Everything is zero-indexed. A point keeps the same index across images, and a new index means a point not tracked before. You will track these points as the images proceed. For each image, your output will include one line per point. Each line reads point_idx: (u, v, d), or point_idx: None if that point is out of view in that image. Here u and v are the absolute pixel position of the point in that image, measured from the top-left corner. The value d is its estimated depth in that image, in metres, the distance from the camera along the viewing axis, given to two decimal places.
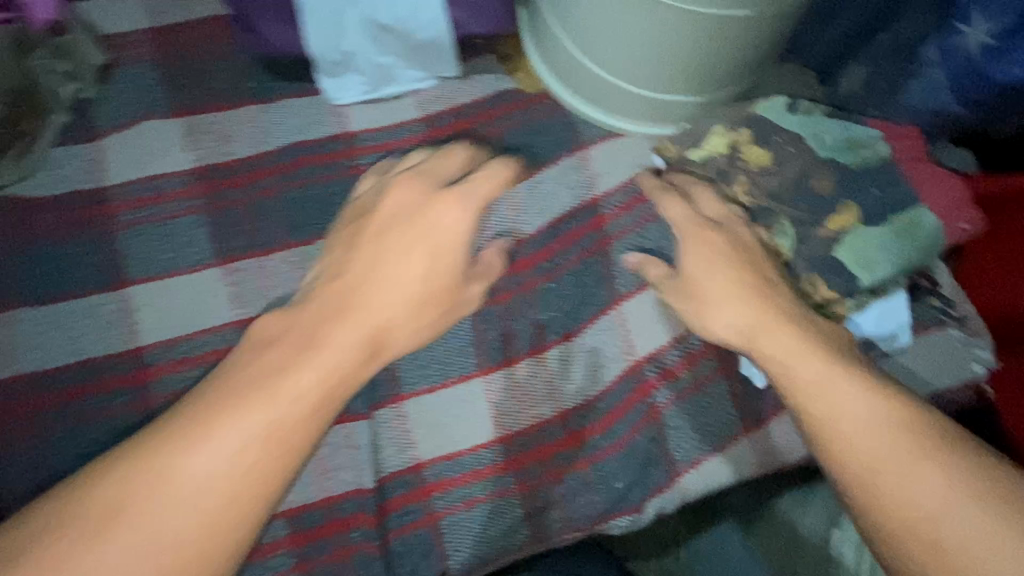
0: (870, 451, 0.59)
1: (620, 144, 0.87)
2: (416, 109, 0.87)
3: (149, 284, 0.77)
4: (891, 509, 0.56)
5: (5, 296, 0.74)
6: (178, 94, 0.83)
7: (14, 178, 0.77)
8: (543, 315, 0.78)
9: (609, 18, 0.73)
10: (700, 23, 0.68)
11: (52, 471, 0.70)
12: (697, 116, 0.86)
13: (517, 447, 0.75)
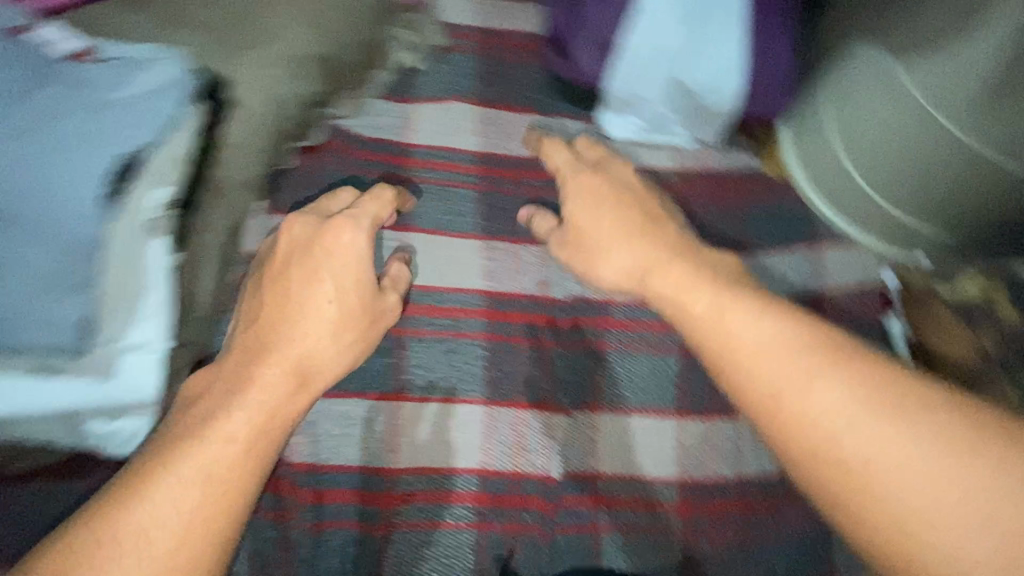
0: (793, 395, 0.53)
1: (850, 249, 0.94)
2: (673, 160, 0.97)
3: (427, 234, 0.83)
4: (843, 474, 0.50)
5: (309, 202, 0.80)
6: (486, 88, 0.95)
7: (348, 113, 0.88)
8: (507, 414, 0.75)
9: (870, 112, 0.87)
10: (946, 136, 0.81)
11: None
12: (909, 244, 0.94)
13: (698, 492, 0.77)
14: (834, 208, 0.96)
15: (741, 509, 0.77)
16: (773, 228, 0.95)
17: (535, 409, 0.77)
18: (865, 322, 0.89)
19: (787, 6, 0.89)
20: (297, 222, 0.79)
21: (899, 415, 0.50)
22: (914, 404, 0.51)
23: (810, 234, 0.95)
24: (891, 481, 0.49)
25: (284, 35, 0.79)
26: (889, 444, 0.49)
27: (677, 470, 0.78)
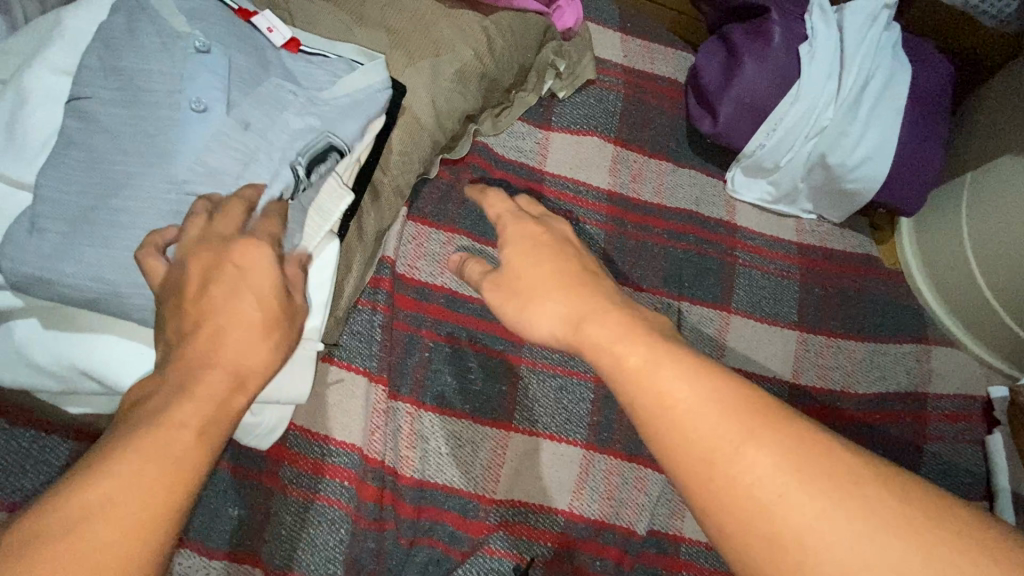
0: (709, 424, 0.34)
1: (955, 354, 0.93)
2: (794, 233, 0.97)
3: None
4: (747, 523, 0.32)
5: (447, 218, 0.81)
6: (622, 128, 0.96)
7: (490, 132, 0.90)
8: (487, 457, 0.71)
9: (1002, 213, 0.84)
10: None
11: (411, 384, 0.72)
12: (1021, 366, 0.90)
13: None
14: (946, 311, 0.95)
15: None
16: (884, 320, 0.94)
17: (633, 461, 0.77)
18: (964, 434, 0.89)
19: (937, 110, 0.91)
20: (438, 236, 0.80)
21: (802, 461, 0.32)
22: (832, 458, 0.33)
23: (918, 333, 0.94)
24: (824, 545, 0.30)
25: (455, 49, 0.79)
26: (777, 472, 0.32)
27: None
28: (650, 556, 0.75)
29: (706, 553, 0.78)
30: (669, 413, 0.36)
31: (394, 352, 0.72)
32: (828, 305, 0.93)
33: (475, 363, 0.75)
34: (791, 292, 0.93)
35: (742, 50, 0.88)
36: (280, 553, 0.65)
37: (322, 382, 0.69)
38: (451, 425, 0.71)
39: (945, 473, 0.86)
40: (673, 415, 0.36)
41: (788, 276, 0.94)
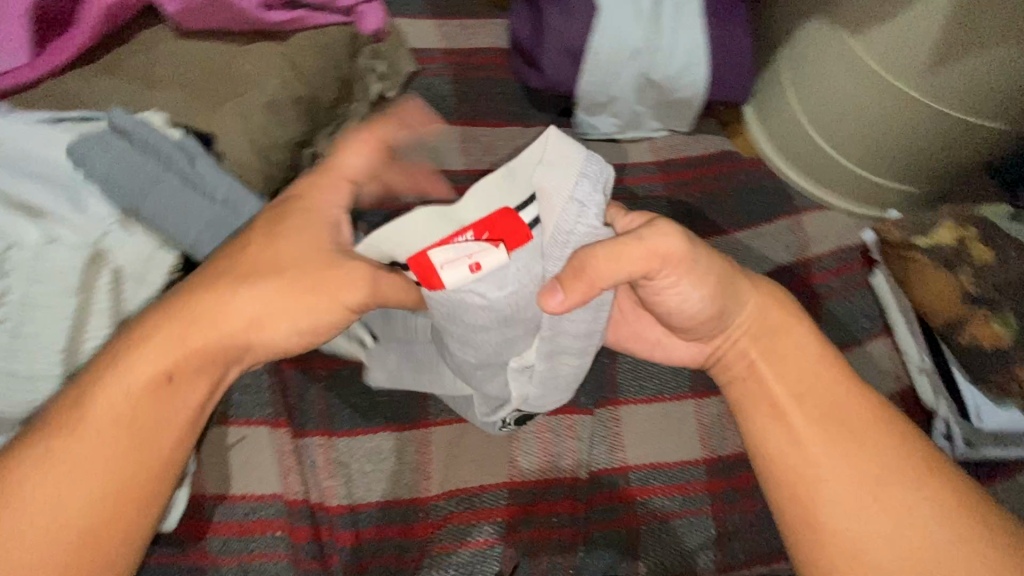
0: (858, 470, 0.61)
1: (826, 215, 0.99)
2: (650, 154, 1.01)
3: None
4: (859, 531, 0.59)
5: None
6: (461, 107, 0.97)
7: (330, 150, 0.89)
8: (412, 458, 0.71)
9: (821, 82, 0.92)
10: (890, 94, 0.85)
11: (307, 417, 0.70)
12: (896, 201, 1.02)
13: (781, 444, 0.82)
14: (807, 179, 1.03)
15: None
16: (754, 204, 0.98)
17: (559, 413, 0.78)
18: (852, 283, 0.91)
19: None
20: None
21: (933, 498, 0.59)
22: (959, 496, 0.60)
23: (788, 206, 0.99)
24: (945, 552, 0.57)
25: (263, 84, 0.80)
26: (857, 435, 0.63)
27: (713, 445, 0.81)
28: (609, 492, 0.77)
29: (661, 472, 0.79)
30: (794, 455, 0.64)
31: (289, 392, 0.71)
32: (700, 210, 0.96)
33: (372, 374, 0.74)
34: (660, 210, 0.97)
35: (542, 4, 0.92)
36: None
37: (223, 445, 0.67)
38: (367, 442, 0.71)
39: (852, 323, 0.88)
40: (860, 459, 0.62)
41: (655, 194, 0.98)
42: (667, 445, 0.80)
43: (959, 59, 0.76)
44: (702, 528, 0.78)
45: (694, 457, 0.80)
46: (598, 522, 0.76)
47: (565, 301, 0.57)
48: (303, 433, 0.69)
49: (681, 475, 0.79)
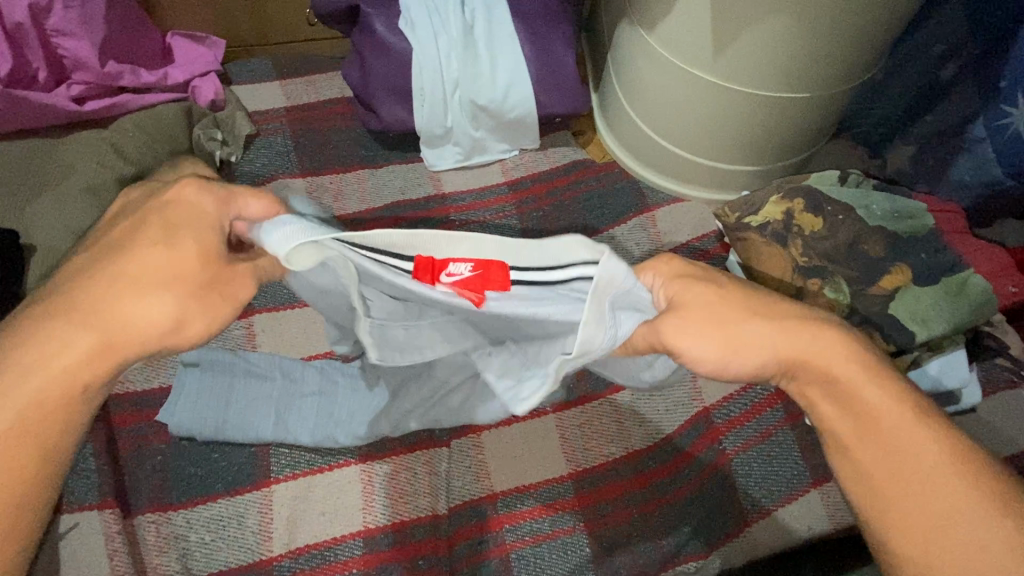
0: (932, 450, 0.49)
1: (682, 207, 1.00)
2: (501, 174, 1.02)
3: (269, 313, 0.83)
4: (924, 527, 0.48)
5: None
6: (307, 159, 0.98)
7: None
8: (254, 523, 0.70)
9: (642, 81, 0.93)
10: (695, 82, 0.86)
11: (138, 496, 0.70)
12: (755, 182, 1.01)
13: (753, 398, 0.84)
14: (660, 175, 1.04)
15: (779, 397, 0.84)
16: (607, 207, 0.99)
17: (414, 450, 0.77)
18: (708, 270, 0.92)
19: (554, 13, 0.96)
20: None
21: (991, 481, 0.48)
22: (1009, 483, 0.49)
23: (640, 205, 1.00)
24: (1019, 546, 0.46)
25: (81, 169, 0.82)
26: None
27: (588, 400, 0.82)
28: (477, 521, 0.76)
29: (528, 492, 0.78)
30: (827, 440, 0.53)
31: (123, 469, 0.71)
32: (549, 223, 0.97)
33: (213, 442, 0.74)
34: (513, 228, 0.96)
35: (363, 48, 0.93)
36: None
37: (50, 535, 0.64)
38: (205, 512, 0.70)
39: None
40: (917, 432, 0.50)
41: (508, 215, 0.97)
42: (534, 464, 0.80)
43: (737, 38, 0.77)
44: (578, 548, 0.76)
45: (563, 472, 0.79)
46: (467, 559, 0.74)
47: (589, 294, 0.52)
48: (136, 511, 0.69)
49: (552, 494, 0.78)
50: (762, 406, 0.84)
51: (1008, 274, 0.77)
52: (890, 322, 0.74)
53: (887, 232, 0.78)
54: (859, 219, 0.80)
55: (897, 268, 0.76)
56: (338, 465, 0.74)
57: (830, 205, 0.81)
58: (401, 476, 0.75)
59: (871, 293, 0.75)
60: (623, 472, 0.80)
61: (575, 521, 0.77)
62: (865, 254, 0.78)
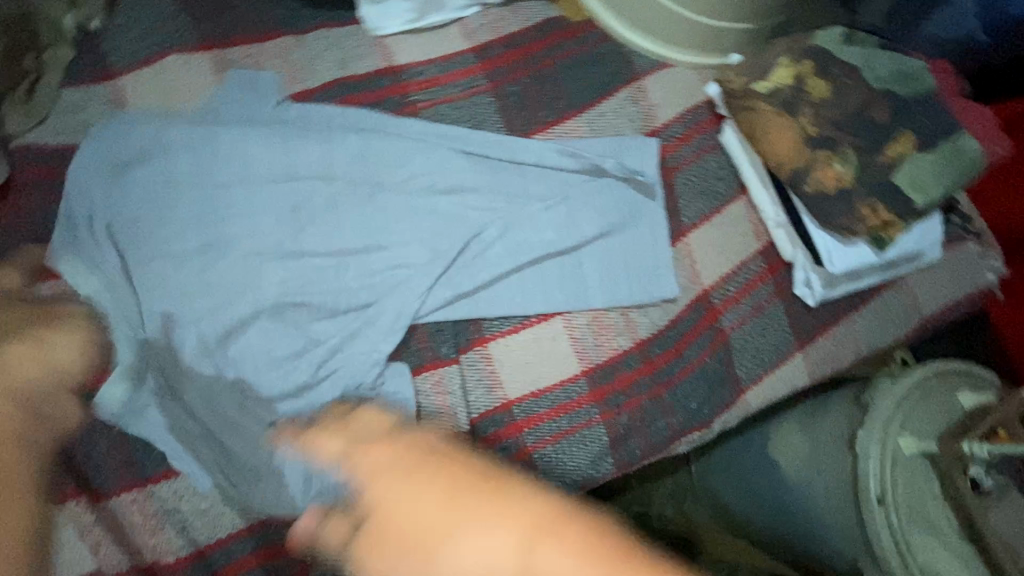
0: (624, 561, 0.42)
1: (667, 73, 0.88)
2: (462, 39, 0.84)
3: (190, 244, 0.66)
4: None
5: (93, 246, 0.64)
6: (203, 26, 0.75)
7: (29, 122, 0.66)
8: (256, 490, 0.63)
9: None
10: None
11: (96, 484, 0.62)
12: (746, 46, 0.88)
13: (748, 275, 0.83)
14: (650, 39, 0.87)
15: (773, 273, 0.84)
16: (589, 79, 0.85)
17: (422, 372, 0.73)
18: (704, 144, 0.85)
19: None
20: (41, 290, 0.62)
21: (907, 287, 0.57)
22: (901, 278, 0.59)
23: (625, 76, 0.86)
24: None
25: None
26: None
27: (600, 303, 0.78)
28: (502, 429, 0.75)
29: (541, 394, 0.77)
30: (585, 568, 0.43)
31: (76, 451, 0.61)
32: (529, 100, 0.83)
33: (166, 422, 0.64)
34: (488, 108, 0.82)
35: None
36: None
37: None
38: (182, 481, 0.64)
39: (702, 192, 0.84)
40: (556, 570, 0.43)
41: (479, 90, 0.82)
42: (544, 365, 0.77)
43: None
44: (595, 438, 0.77)
45: (575, 372, 0.78)
46: (492, 465, 0.74)
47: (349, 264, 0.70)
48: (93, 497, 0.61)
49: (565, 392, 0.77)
50: (756, 281, 0.83)
51: (994, 136, 0.77)
52: (892, 191, 0.73)
53: (894, 94, 0.74)
54: (865, 80, 0.74)
55: (909, 131, 0.74)
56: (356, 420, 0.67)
57: (836, 65, 0.75)
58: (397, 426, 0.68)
59: (880, 161, 0.73)
60: (633, 361, 0.80)
61: (590, 415, 0.77)
62: (872, 121, 0.74)
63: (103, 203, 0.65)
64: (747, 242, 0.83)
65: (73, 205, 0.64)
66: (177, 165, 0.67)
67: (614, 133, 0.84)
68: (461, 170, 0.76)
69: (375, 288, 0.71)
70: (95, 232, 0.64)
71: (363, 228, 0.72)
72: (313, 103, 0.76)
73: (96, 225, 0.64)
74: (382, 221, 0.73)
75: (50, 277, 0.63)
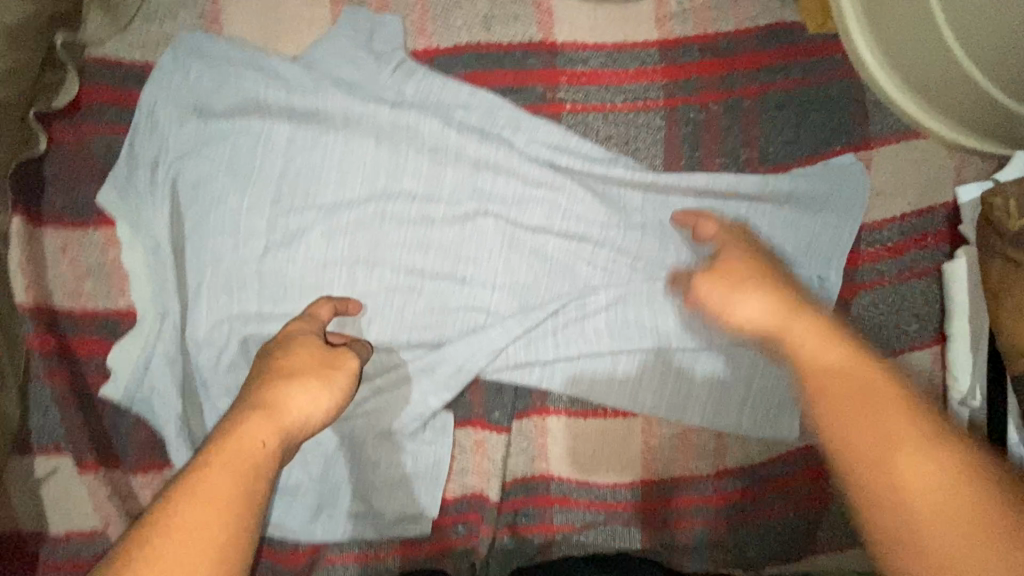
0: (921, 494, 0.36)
1: (911, 148, 0.62)
2: (652, 26, 0.62)
3: (256, 221, 0.56)
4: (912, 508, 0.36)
5: (148, 197, 0.55)
6: None
7: (109, 27, 0.56)
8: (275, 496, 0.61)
9: None
10: None
11: (107, 450, 0.56)
12: None
13: None
14: (908, 98, 0.60)
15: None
16: (802, 127, 0.62)
17: (467, 427, 0.65)
18: (914, 266, 0.63)
19: None
20: (95, 237, 0.56)
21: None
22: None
23: (852, 136, 0.62)
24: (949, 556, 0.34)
25: None
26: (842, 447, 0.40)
27: (695, 421, 0.64)
28: (529, 498, 0.68)
29: (585, 485, 0.68)
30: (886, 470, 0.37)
31: (100, 413, 0.56)
32: (707, 138, 0.62)
33: (180, 414, 0.55)
34: (651, 133, 0.62)
35: None
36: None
37: (30, 479, 0.55)
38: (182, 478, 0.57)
39: (881, 328, 0.63)
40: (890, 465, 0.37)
41: (647, 105, 0.62)
42: (602, 459, 0.67)
43: None
44: (626, 543, 0.68)
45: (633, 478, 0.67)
46: (513, 529, 0.68)
47: (430, 267, 0.60)
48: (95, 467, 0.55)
49: (614, 488, 0.68)
50: None
51: None
52: None
53: None
54: None
55: None
56: (389, 463, 0.62)
57: None
58: (426, 479, 0.63)
59: None
60: (703, 486, 0.68)
61: (630, 520, 0.68)
62: None
63: (176, 149, 0.55)
64: None
65: (135, 140, 0.56)
66: (267, 127, 0.56)
67: (809, 214, 0.61)
68: (591, 211, 0.60)
69: (445, 328, 0.61)
70: (157, 180, 0.55)
71: (451, 253, 0.60)
72: (437, 72, 0.60)
73: (161, 172, 0.55)
74: (473, 254, 0.60)
75: (106, 223, 0.56)
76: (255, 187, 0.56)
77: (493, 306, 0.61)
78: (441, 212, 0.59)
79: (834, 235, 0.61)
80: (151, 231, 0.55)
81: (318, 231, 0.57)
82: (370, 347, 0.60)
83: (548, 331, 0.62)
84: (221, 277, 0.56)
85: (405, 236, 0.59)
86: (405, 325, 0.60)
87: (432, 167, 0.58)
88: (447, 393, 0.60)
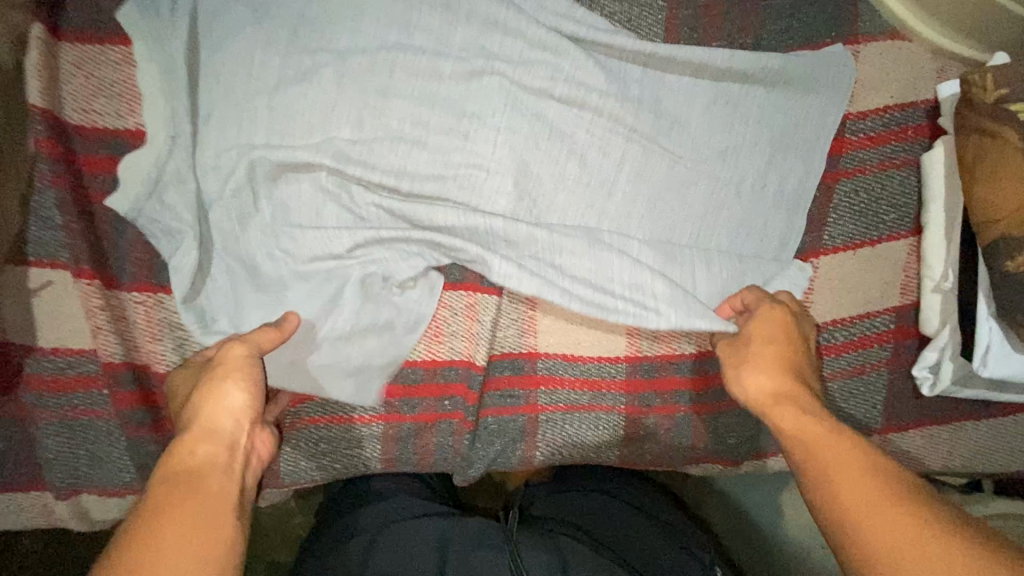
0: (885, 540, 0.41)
1: (896, 48, 0.66)
2: None
3: (267, 53, 0.57)
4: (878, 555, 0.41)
5: (166, 20, 0.56)
6: None
7: None
8: None
9: None
10: None
11: (104, 265, 0.57)
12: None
13: (864, 330, 0.67)
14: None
15: (895, 339, 0.67)
16: (795, 19, 0.65)
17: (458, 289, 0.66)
18: (893, 157, 0.66)
19: None
20: (108, 54, 0.57)
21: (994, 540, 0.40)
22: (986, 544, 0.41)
23: (842, 30, 0.66)
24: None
25: None
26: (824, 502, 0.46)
27: None
28: (513, 374, 0.68)
29: (571, 362, 0.69)
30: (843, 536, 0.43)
31: (99, 228, 0.57)
32: (706, 21, 0.65)
33: (182, 233, 0.57)
34: (653, 13, 0.65)
35: None
36: (27, 515, 0.60)
37: (22, 290, 0.55)
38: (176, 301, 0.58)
39: (861, 214, 0.66)
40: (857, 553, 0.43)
41: None
42: (588, 334, 0.69)
43: None
44: (608, 425, 0.70)
45: (620, 355, 0.69)
46: (496, 406, 0.68)
47: (436, 122, 0.60)
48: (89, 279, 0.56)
49: (599, 368, 0.69)
50: (870, 339, 0.67)
51: None
52: None
53: None
54: None
55: None
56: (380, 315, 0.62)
57: None
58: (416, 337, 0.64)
59: None
60: (685, 368, 0.70)
61: (613, 402, 0.69)
62: None
63: None
64: (881, 292, 0.67)
65: None
66: None
67: (799, 98, 0.64)
68: (594, 78, 0.62)
69: (445, 182, 0.61)
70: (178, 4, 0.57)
71: (456, 109, 0.61)
72: None
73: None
74: (476, 111, 0.61)
75: (120, 42, 0.57)
76: (271, 22, 0.57)
77: (495, 164, 0.62)
78: (450, 66, 0.60)
79: (819, 121, 0.65)
80: (164, 54, 0.56)
81: (328, 69, 0.58)
82: (372, 195, 0.60)
83: (548, 196, 0.63)
84: (231, 106, 0.57)
85: (414, 87, 0.60)
86: (408, 175, 0.61)
87: (444, 23, 0.60)
88: (444, 243, 0.62)
